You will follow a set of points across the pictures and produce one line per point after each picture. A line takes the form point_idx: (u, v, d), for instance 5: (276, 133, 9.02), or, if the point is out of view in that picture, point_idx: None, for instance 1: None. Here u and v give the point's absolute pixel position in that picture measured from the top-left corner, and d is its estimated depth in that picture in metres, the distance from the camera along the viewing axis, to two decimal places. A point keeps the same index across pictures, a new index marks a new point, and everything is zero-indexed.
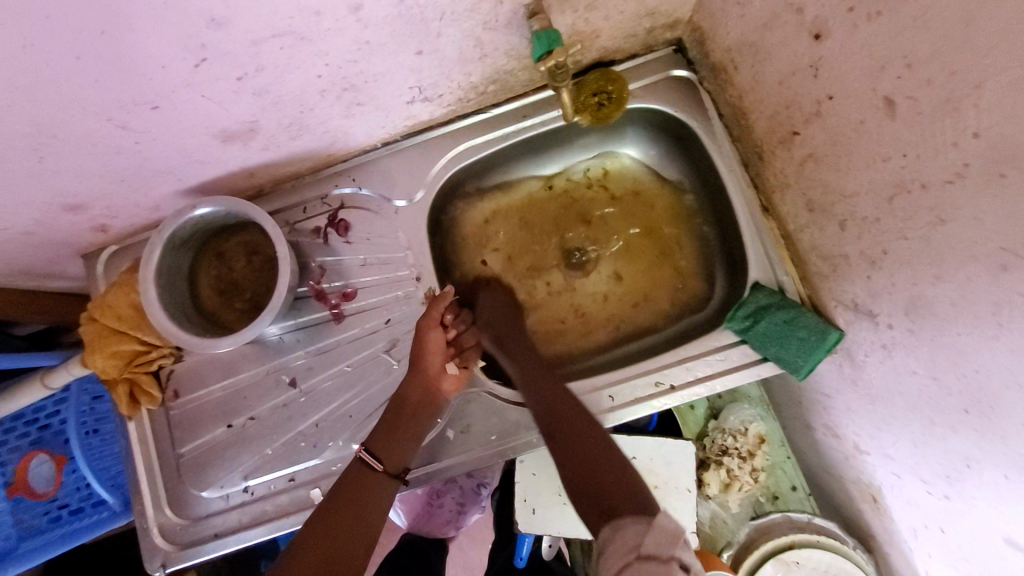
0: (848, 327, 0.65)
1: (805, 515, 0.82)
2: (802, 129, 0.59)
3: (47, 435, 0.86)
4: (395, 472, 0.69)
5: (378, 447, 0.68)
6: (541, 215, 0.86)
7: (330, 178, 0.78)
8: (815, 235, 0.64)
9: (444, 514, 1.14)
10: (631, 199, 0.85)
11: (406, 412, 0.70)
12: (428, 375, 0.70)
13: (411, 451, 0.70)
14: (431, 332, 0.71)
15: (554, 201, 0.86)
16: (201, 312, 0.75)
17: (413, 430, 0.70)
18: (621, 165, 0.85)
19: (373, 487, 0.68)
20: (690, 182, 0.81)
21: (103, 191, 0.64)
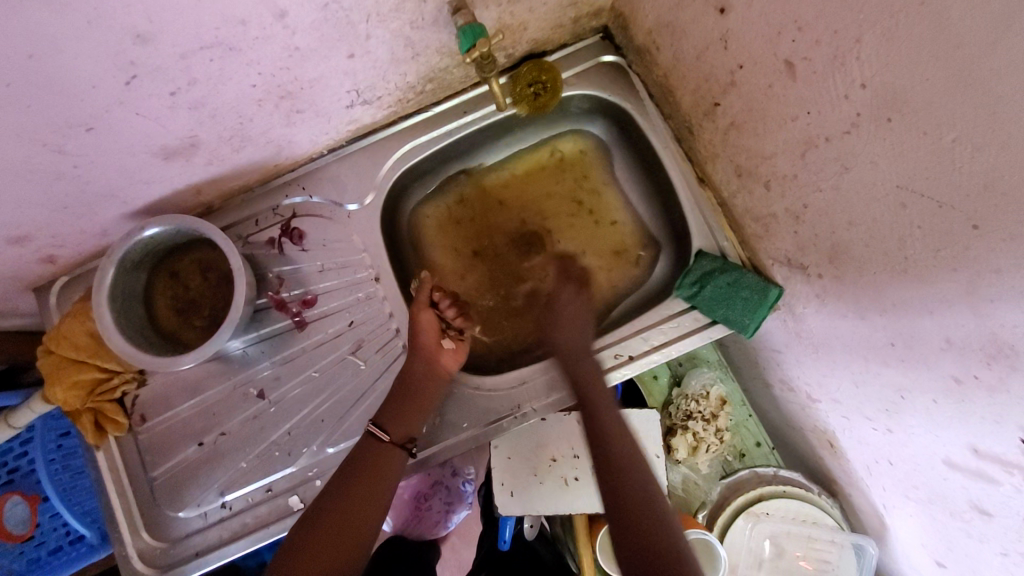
0: (786, 282, 0.69)
1: (771, 469, 0.86)
2: (722, 100, 0.63)
3: (16, 477, 0.85)
4: (402, 442, 0.69)
5: (387, 420, 0.70)
6: (497, 205, 0.88)
7: (279, 189, 0.79)
8: (746, 199, 0.68)
9: (432, 516, 1.17)
10: (581, 183, 0.88)
11: (412, 387, 0.71)
12: (428, 351, 0.72)
13: (418, 423, 0.71)
14: (423, 311, 0.74)
15: (507, 189, 0.88)
16: (161, 333, 0.75)
17: (420, 404, 0.71)
18: (568, 151, 0.88)
19: (382, 465, 0.68)
20: (630, 163, 0.85)
21: (46, 220, 0.64)
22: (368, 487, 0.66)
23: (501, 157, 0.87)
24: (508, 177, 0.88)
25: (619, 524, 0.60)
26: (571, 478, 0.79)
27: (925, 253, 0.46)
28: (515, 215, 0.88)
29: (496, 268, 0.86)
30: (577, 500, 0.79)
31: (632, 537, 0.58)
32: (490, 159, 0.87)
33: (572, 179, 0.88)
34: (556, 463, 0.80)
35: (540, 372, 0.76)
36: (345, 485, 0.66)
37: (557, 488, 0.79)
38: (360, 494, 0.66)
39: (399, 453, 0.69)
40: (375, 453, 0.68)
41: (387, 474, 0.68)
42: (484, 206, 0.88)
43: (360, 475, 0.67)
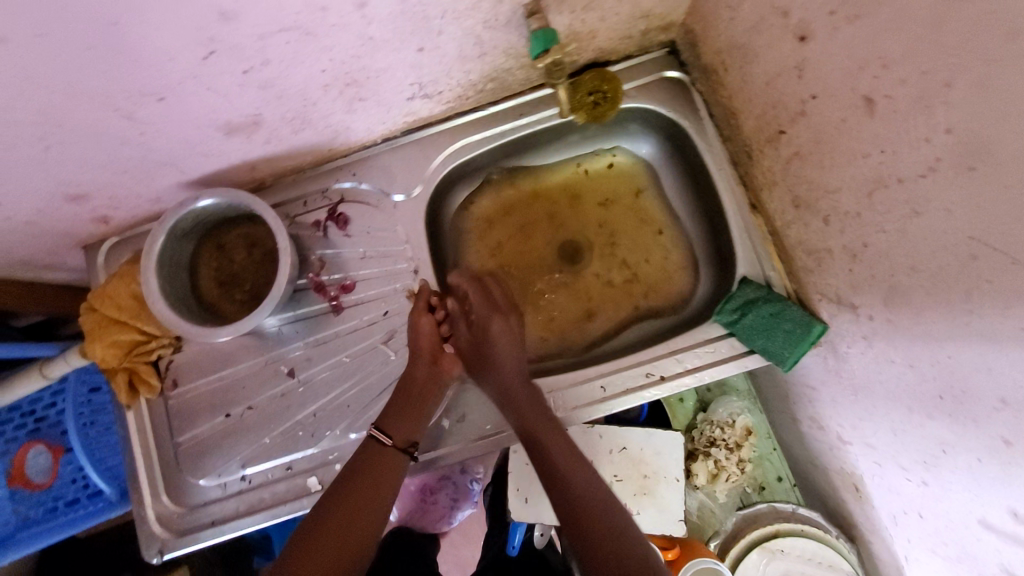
0: (831, 320, 0.68)
1: (789, 506, 0.84)
2: (789, 128, 0.62)
3: (43, 426, 0.87)
4: (405, 447, 0.69)
5: (386, 424, 0.69)
6: (542, 210, 0.88)
7: (330, 173, 0.80)
8: (801, 230, 0.67)
9: (438, 508, 1.18)
10: (628, 195, 0.87)
11: (413, 391, 0.71)
12: (430, 356, 0.73)
13: (421, 428, 0.71)
14: (424, 318, 0.73)
15: (552, 196, 0.88)
16: (202, 302, 0.76)
17: (424, 410, 0.71)
18: (618, 163, 0.87)
19: (383, 463, 0.67)
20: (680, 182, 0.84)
21: (107, 181, 0.66)
22: (367, 487, 0.66)
23: (551, 163, 0.87)
24: (553, 184, 0.88)
25: (590, 547, 0.59)
26: None
27: (992, 311, 0.44)
28: (554, 223, 0.88)
29: (533, 272, 0.87)
30: None
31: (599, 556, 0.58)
32: (538, 165, 0.87)
33: (619, 191, 0.88)
34: None
35: (570, 382, 0.75)
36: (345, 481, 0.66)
37: None
38: (359, 497, 0.65)
39: (400, 455, 0.69)
40: (374, 453, 0.68)
41: (388, 472, 0.67)
42: (529, 211, 0.88)
43: (359, 475, 0.66)
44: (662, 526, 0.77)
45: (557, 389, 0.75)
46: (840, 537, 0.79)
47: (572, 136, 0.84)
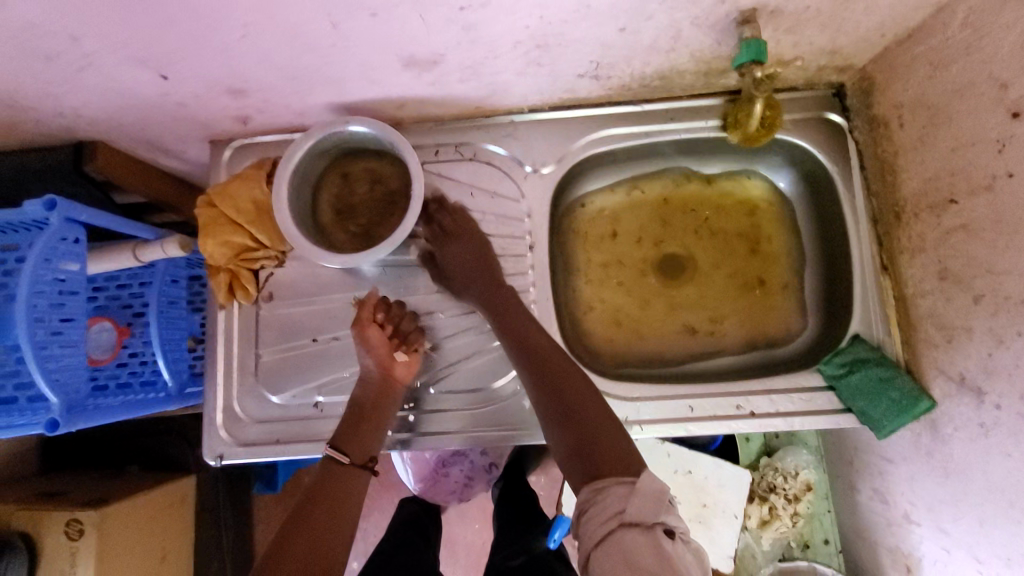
0: (942, 399, 0.67)
1: (828, 570, 0.82)
2: (963, 200, 0.61)
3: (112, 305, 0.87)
4: (366, 462, 0.70)
5: (343, 442, 0.70)
6: (657, 219, 0.87)
7: (468, 129, 0.79)
8: (937, 303, 0.66)
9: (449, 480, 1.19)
10: (746, 225, 0.86)
11: (365, 406, 0.71)
12: (381, 370, 0.71)
13: (377, 440, 0.72)
14: (369, 329, 0.72)
15: (670, 207, 0.87)
16: (318, 224, 0.76)
17: (379, 422, 0.72)
18: (744, 190, 0.86)
19: (344, 482, 0.68)
20: (806, 224, 0.84)
21: (271, 83, 0.65)
22: (331, 503, 0.66)
23: (678, 174, 0.86)
24: (673, 196, 0.87)
25: (567, 439, 0.60)
26: None
27: None
28: (668, 233, 0.86)
29: (635, 279, 0.86)
30: None
31: (574, 444, 0.59)
32: (665, 172, 0.86)
33: (738, 219, 0.86)
34: None
35: (658, 394, 0.74)
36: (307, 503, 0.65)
37: None
38: (323, 512, 0.65)
39: (362, 472, 0.70)
40: (336, 473, 0.69)
41: (347, 496, 0.68)
42: (643, 216, 0.87)
43: (321, 497, 0.66)
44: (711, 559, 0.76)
45: (645, 398, 0.74)
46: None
47: (710, 152, 0.82)
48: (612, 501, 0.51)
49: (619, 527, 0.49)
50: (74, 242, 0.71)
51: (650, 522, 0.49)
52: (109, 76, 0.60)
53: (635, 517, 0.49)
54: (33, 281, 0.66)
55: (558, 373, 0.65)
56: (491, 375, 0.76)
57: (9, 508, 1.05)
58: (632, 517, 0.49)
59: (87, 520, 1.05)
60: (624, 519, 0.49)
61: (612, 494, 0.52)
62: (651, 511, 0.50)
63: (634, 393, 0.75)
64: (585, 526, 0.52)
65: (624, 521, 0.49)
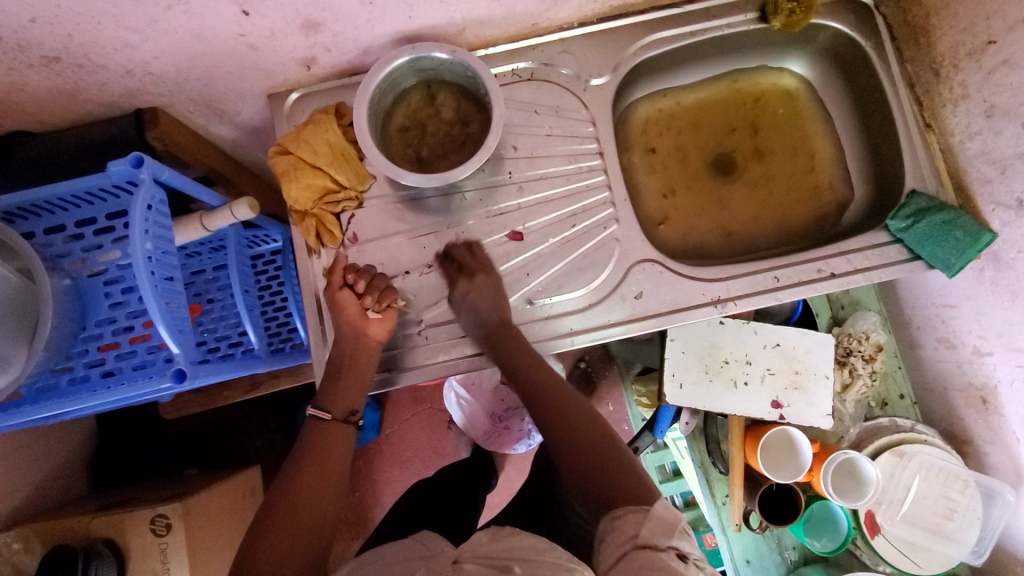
0: (1002, 228, 0.74)
1: (909, 421, 0.90)
2: (1002, 37, 0.68)
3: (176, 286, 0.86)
4: (345, 416, 0.71)
5: (326, 399, 0.71)
6: (705, 121, 0.91)
7: (522, 50, 0.81)
8: (988, 140, 0.73)
9: (513, 432, 1.29)
10: (787, 121, 0.91)
11: (342, 362, 0.73)
12: (354, 326, 0.73)
13: (358, 395, 0.72)
14: (338, 293, 0.74)
15: (715, 110, 0.91)
16: (394, 158, 0.78)
17: (357, 379, 0.73)
18: (780, 86, 0.91)
19: (330, 434, 0.69)
20: (843, 110, 0.89)
21: (347, 13, 0.67)
22: (315, 461, 0.66)
23: (719, 76, 0.90)
24: (716, 99, 0.91)
25: (583, 482, 0.62)
26: (739, 381, 0.83)
27: None
28: (714, 133, 0.91)
29: (693, 180, 0.90)
30: (744, 401, 0.82)
31: (601, 489, 0.61)
32: (705, 77, 0.90)
33: (778, 115, 0.91)
34: (728, 365, 0.83)
35: (744, 272, 0.78)
36: (292, 467, 0.66)
37: (725, 389, 0.82)
38: (306, 473, 0.65)
39: (344, 425, 0.71)
40: (316, 428, 0.70)
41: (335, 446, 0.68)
42: (692, 121, 0.91)
43: (306, 454, 0.67)
44: (811, 419, 0.82)
45: (731, 277, 0.78)
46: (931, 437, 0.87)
47: (749, 49, 0.87)
48: (629, 526, 0.55)
49: (632, 549, 0.52)
50: (161, 204, 0.70)
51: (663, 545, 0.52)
52: (195, 16, 0.61)
53: (649, 540, 0.52)
54: (141, 243, 0.65)
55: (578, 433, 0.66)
56: (582, 282, 0.79)
57: (84, 517, 0.98)
58: (645, 541, 0.52)
59: (172, 514, 0.99)
60: (639, 541, 0.52)
61: (628, 520, 0.55)
62: (665, 536, 0.53)
63: (721, 274, 0.79)
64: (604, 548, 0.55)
65: (639, 544, 0.52)
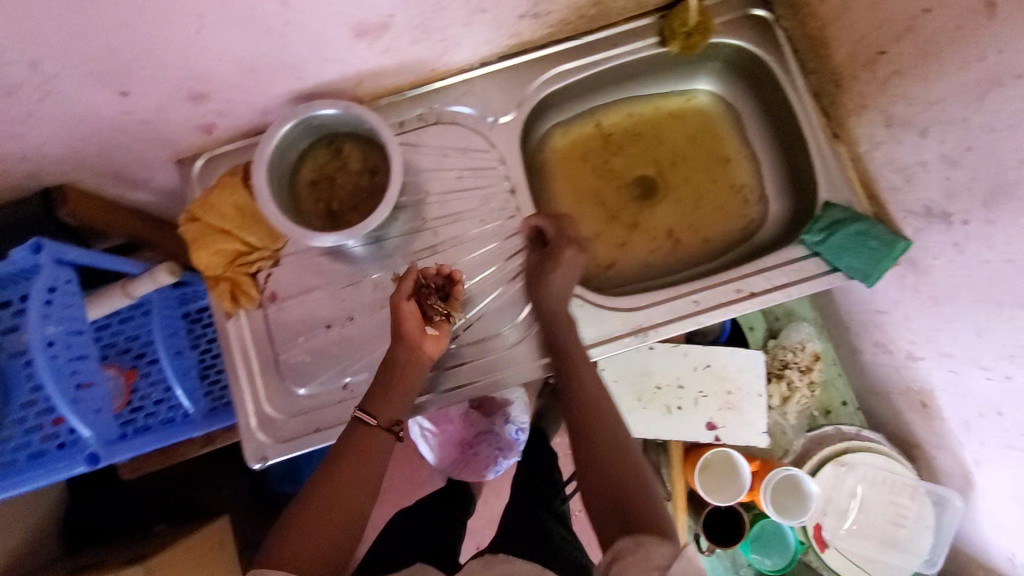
0: (916, 235, 0.73)
1: (854, 428, 0.89)
2: (891, 48, 0.66)
3: (111, 354, 0.86)
4: (389, 426, 0.67)
5: (370, 405, 0.67)
6: (618, 147, 0.91)
7: (425, 96, 0.82)
8: (891, 149, 0.72)
9: (481, 459, 1.25)
10: (700, 137, 0.92)
11: (393, 368, 0.68)
12: (410, 341, 0.67)
13: (405, 402, 0.69)
14: (404, 304, 0.67)
15: (627, 135, 0.91)
16: (303, 215, 0.78)
17: (405, 386, 0.69)
18: (687, 105, 0.92)
19: (371, 442, 0.65)
20: (757, 120, 0.89)
21: (231, 81, 0.67)
22: (356, 464, 0.63)
23: (627, 101, 0.90)
24: (628, 123, 0.91)
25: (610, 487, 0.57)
26: (673, 406, 0.82)
27: None
28: (635, 156, 0.91)
29: (615, 206, 0.90)
30: (679, 425, 0.82)
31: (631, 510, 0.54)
32: (613, 103, 0.90)
33: (689, 133, 0.92)
34: (661, 391, 0.82)
35: (663, 298, 0.78)
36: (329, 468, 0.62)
37: (659, 414, 0.82)
38: (348, 474, 0.62)
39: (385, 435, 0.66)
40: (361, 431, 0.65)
41: (376, 455, 0.64)
42: (605, 148, 0.91)
43: (342, 457, 0.63)
44: (747, 439, 0.82)
45: (651, 304, 0.78)
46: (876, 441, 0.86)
47: (652, 73, 0.87)
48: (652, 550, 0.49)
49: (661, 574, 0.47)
50: (67, 283, 0.71)
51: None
52: (73, 102, 0.62)
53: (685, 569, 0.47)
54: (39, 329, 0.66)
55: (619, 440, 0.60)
56: (504, 322, 0.79)
57: None
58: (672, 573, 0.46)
59: None
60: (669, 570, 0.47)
61: (654, 549, 0.49)
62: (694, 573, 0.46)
63: (642, 303, 0.78)
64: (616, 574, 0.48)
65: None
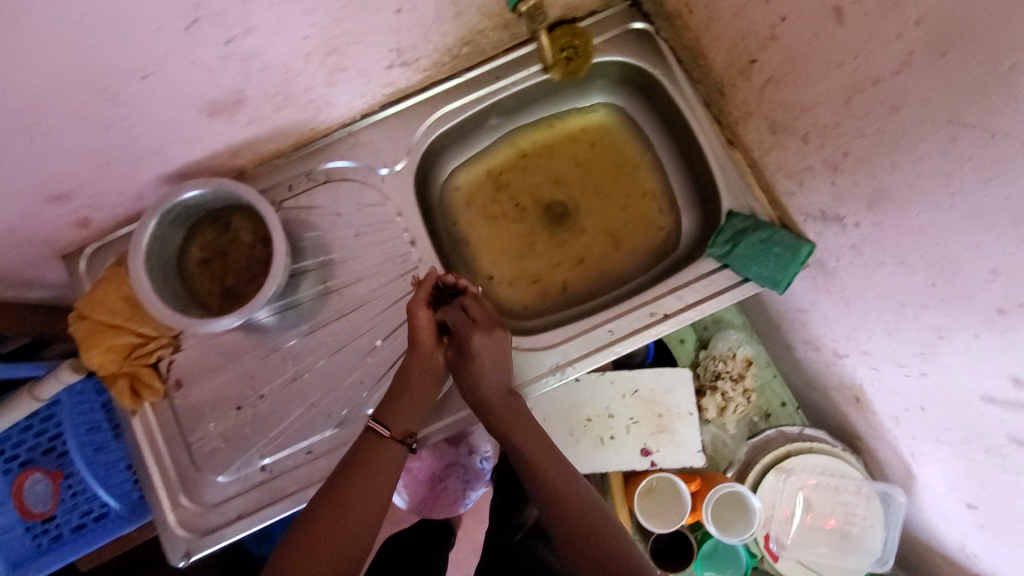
0: (818, 237, 0.71)
1: (795, 428, 0.88)
2: (759, 56, 0.65)
3: (37, 454, 0.84)
4: (401, 437, 0.69)
5: (385, 415, 0.70)
6: (517, 183, 0.89)
7: (311, 155, 0.79)
8: (781, 155, 0.70)
9: (449, 495, 1.01)
10: (599, 155, 0.90)
11: (410, 378, 0.71)
12: (425, 350, 0.70)
13: (416, 416, 0.71)
14: (420, 310, 0.71)
15: (521, 168, 0.89)
16: (196, 298, 0.75)
17: (417, 398, 0.71)
18: (577, 127, 0.90)
19: (378, 453, 0.68)
20: (654, 127, 0.87)
21: (87, 178, 0.64)
22: (367, 479, 0.66)
23: (510, 136, 0.88)
24: (521, 156, 0.89)
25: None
26: (606, 436, 0.81)
27: (976, 187, 0.47)
28: (541, 184, 0.89)
29: (529, 242, 0.88)
30: (614, 455, 0.80)
31: None
32: (496, 142, 0.89)
33: (587, 153, 0.90)
34: (592, 423, 0.81)
35: (578, 331, 0.76)
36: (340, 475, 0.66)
37: (594, 447, 0.80)
38: (357, 489, 0.65)
39: (397, 446, 0.69)
40: (371, 441, 0.68)
41: (383, 465, 0.67)
42: (504, 186, 0.89)
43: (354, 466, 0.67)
44: (683, 460, 0.81)
45: (566, 340, 0.76)
46: (816, 441, 0.86)
47: (530, 104, 0.86)
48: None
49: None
50: None
51: None
52: None
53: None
54: None
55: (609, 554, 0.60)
56: None
57: None
58: None
59: None
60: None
61: None
62: None
63: (556, 339, 0.77)
64: None
65: None
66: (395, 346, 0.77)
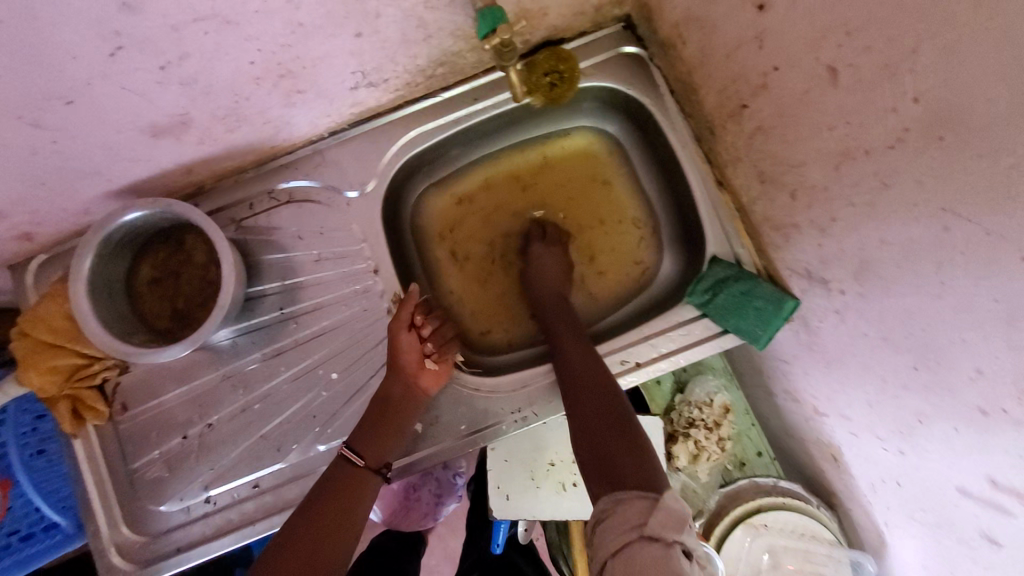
0: (803, 295, 0.66)
1: (770, 479, 0.85)
2: (751, 102, 0.60)
3: None
4: (378, 467, 0.67)
5: (358, 443, 0.67)
6: (472, 223, 0.86)
7: (274, 172, 0.75)
8: (768, 206, 0.65)
9: (421, 508, 1.00)
10: (557, 184, 0.86)
11: (388, 408, 0.68)
12: (409, 373, 0.69)
13: (395, 445, 0.69)
14: (403, 333, 0.70)
15: (478, 205, 0.86)
16: (145, 321, 0.71)
17: (398, 424, 0.68)
18: (532, 159, 0.86)
19: (357, 486, 0.66)
20: (634, 155, 0.84)
21: (22, 197, 0.60)
22: (339, 517, 0.64)
23: (454, 177, 0.85)
24: (472, 196, 0.86)
25: (595, 453, 0.59)
26: (568, 483, 0.77)
27: (965, 281, 0.43)
28: (515, 210, 0.86)
29: (499, 280, 0.85)
30: (575, 504, 0.77)
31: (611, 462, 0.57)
32: (472, 165, 0.85)
33: (544, 186, 0.86)
34: (555, 467, 0.78)
35: (544, 376, 0.73)
36: (312, 508, 0.64)
37: (556, 493, 0.77)
38: (331, 522, 0.63)
39: (373, 477, 0.67)
40: (348, 475, 0.66)
41: (359, 498, 0.66)
42: (459, 228, 0.85)
43: (329, 499, 0.64)
44: None
45: (530, 383, 0.73)
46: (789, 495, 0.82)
47: (486, 139, 0.82)
48: (632, 514, 0.51)
49: (636, 540, 0.49)
50: None
51: (669, 540, 0.48)
52: None
53: (656, 532, 0.49)
54: None
55: (600, 403, 0.63)
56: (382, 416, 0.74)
57: None
58: (653, 532, 0.49)
59: None
60: (644, 532, 0.49)
61: (635, 507, 0.51)
62: (673, 528, 0.49)
63: (520, 383, 0.73)
64: (601, 536, 0.52)
65: (643, 534, 0.49)
66: (353, 380, 0.73)
